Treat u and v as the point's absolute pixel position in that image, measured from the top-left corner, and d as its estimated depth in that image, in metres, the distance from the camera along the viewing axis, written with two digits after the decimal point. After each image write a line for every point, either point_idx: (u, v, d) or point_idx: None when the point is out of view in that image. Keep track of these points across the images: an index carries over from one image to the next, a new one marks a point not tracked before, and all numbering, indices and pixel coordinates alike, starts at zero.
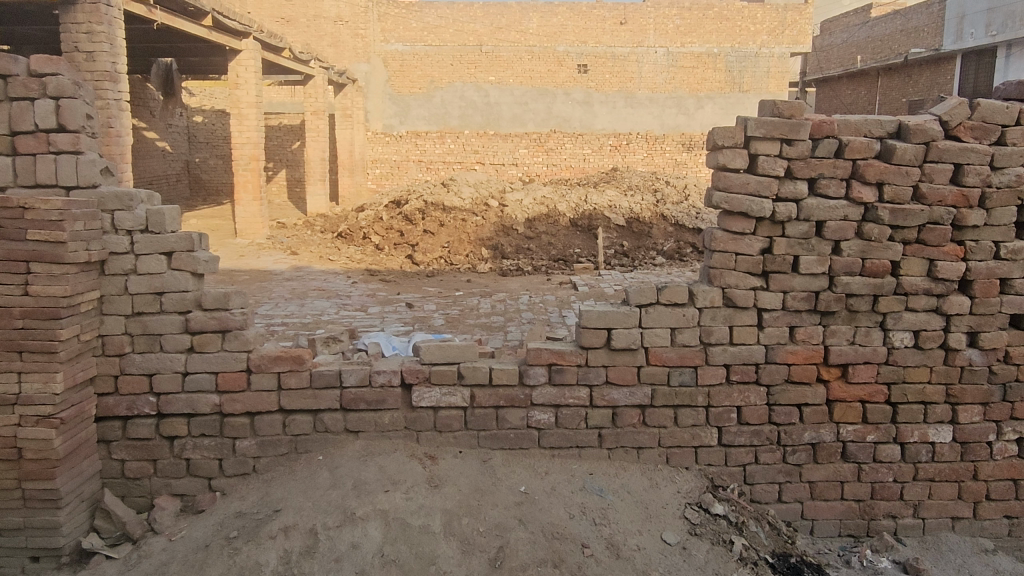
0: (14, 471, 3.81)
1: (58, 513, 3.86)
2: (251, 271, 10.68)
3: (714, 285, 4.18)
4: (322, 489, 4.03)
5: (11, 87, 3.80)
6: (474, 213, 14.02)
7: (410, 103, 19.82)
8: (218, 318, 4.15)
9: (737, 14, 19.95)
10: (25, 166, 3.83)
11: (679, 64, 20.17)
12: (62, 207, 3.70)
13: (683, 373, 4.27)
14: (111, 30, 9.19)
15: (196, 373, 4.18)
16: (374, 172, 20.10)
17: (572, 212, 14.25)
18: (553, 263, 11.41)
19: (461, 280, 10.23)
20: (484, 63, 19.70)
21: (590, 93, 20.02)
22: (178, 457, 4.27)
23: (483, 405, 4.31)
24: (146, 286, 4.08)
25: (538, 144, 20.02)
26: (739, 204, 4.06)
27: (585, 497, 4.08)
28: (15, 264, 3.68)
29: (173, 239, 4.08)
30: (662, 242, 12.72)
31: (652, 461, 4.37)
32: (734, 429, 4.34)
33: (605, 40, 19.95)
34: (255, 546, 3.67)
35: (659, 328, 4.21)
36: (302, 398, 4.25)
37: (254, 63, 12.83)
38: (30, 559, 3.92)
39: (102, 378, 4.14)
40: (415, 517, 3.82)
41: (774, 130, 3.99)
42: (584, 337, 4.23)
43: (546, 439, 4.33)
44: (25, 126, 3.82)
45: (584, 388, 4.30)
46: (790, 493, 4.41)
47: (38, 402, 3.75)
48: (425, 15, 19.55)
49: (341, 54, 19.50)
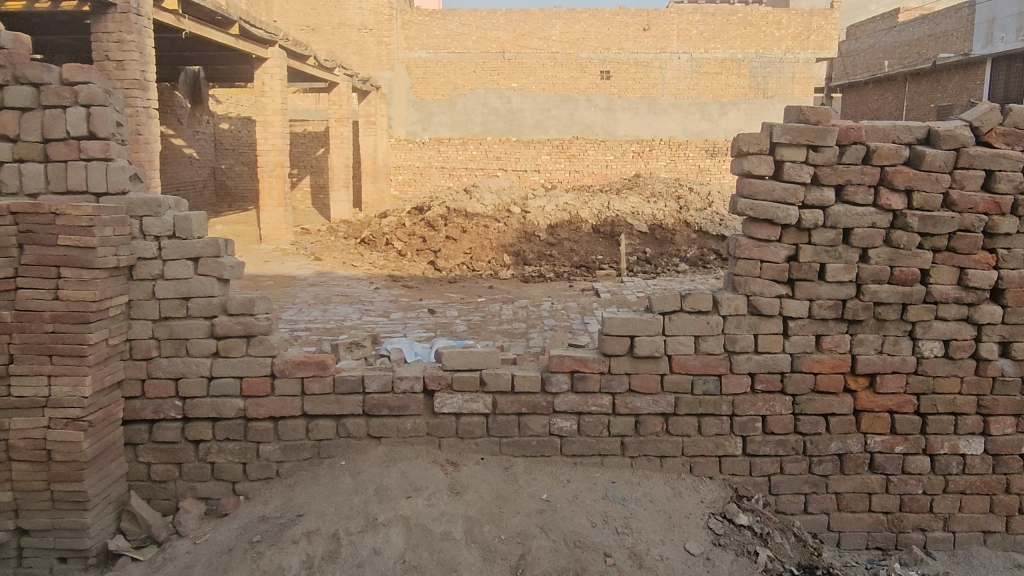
0: (43, 473, 3.86)
1: (85, 515, 3.91)
2: (276, 276, 10.80)
3: (738, 293, 4.14)
4: (344, 495, 4.03)
5: (44, 95, 3.87)
6: (496, 219, 14.02)
7: (433, 110, 20.01)
8: (244, 323, 4.19)
9: (762, 19, 19.84)
10: (57, 173, 3.91)
11: (703, 70, 20.07)
12: (91, 213, 3.76)
13: (707, 382, 4.23)
14: (140, 39, 9.34)
15: (220, 377, 4.23)
16: (397, 178, 20.23)
17: (595, 218, 14.24)
18: (576, 269, 11.39)
19: (484, 287, 10.22)
20: (507, 69, 19.79)
21: (612, 99, 19.98)
22: (202, 460, 4.31)
23: (505, 412, 4.30)
24: (173, 291, 4.14)
25: (561, 150, 19.99)
26: (764, 211, 4.03)
27: (607, 506, 4.05)
28: (46, 269, 3.74)
29: (200, 245, 4.13)
30: (685, 249, 12.65)
31: (675, 470, 4.33)
32: (759, 438, 4.29)
33: (628, 47, 19.89)
34: (278, 550, 3.69)
35: (683, 335, 4.18)
36: (325, 403, 4.27)
37: (280, 70, 12.94)
38: (57, 560, 3.96)
39: (129, 381, 4.20)
40: (437, 524, 3.82)
41: (800, 136, 3.95)
42: (606, 344, 4.21)
43: (568, 447, 4.32)
44: (57, 134, 3.89)
45: (607, 396, 4.28)
46: (816, 505, 4.35)
47: (66, 404, 3.80)
48: (448, 22, 19.69)
49: (365, 61, 19.75)
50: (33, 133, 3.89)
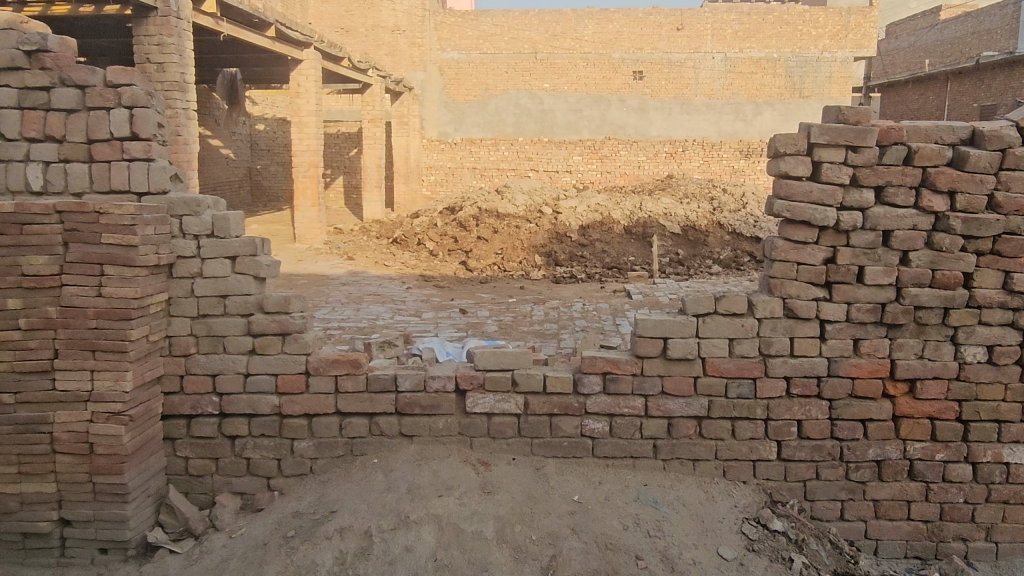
0: (85, 465, 3.94)
1: (125, 507, 4.00)
2: (309, 275, 10.92)
3: (774, 295, 4.09)
4: (377, 492, 4.07)
5: (89, 97, 3.97)
6: (527, 220, 14.00)
7: (465, 111, 20.13)
8: (279, 321, 4.26)
9: (798, 18, 19.56)
10: (101, 172, 4.01)
11: (737, 70, 19.83)
12: (134, 212, 3.85)
13: (741, 385, 4.18)
14: (180, 42, 9.52)
15: (256, 374, 4.30)
16: (429, 178, 20.39)
17: (627, 219, 14.18)
18: (607, 270, 11.35)
19: (515, 287, 10.24)
20: (539, 70, 19.80)
21: (645, 100, 19.85)
22: (238, 455, 4.38)
23: (537, 413, 4.30)
24: (211, 289, 4.22)
25: (593, 151, 19.82)
26: (801, 213, 3.97)
27: (639, 508, 4.03)
28: (89, 267, 3.83)
29: (238, 244, 4.21)
30: (718, 250, 12.51)
31: (708, 473, 4.29)
32: (794, 443, 4.23)
33: (661, 47, 19.75)
34: (312, 546, 3.74)
35: (716, 338, 4.14)
36: (358, 401, 4.32)
37: (315, 71, 13.09)
38: (99, 550, 4.06)
39: (168, 377, 4.29)
40: (469, 523, 3.83)
41: (839, 136, 3.89)
42: (639, 346, 4.19)
43: (599, 448, 4.31)
44: (101, 135, 3.99)
45: (639, 398, 4.26)
46: (853, 512, 4.27)
47: (108, 399, 3.90)
48: (480, 23, 19.79)
49: (398, 63, 19.94)
50: (78, 134, 3.99)
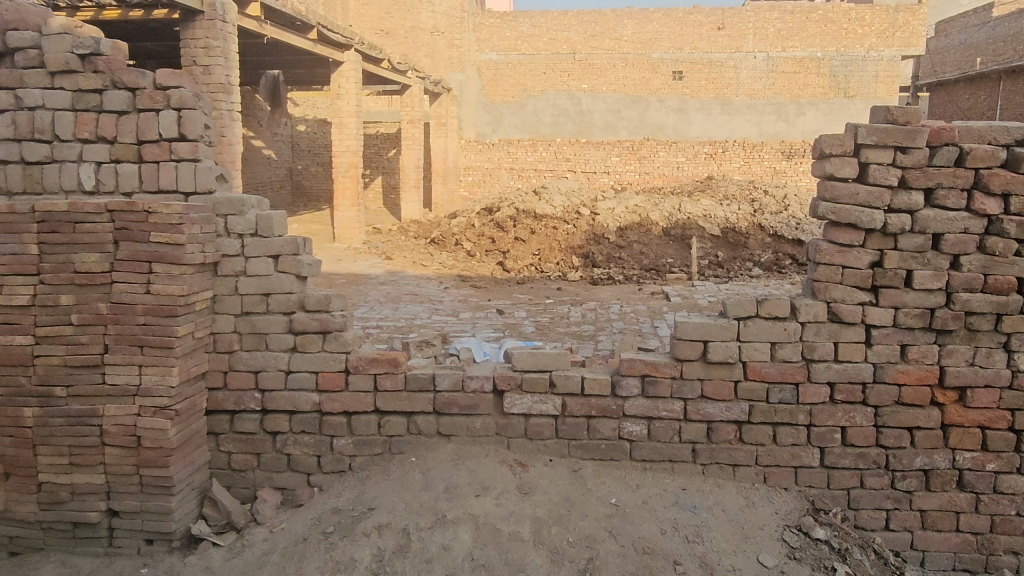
0: (133, 458, 4.05)
1: (170, 499, 4.10)
2: (348, 275, 11.04)
3: (818, 299, 4.02)
4: (414, 491, 4.09)
5: (139, 99, 4.08)
6: (565, 221, 13.97)
7: (503, 112, 20.17)
8: (320, 319, 4.31)
9: (843, 16, 19.09)
10: (149, 172, 4.11)
11: (779, 69, 19.46)
12: (181, 211, 3.94)
13: (783, 391, 4.12)
14: (225, 45, 9.69)
15: (298, 371, 4.36)
16: (467, 179, 20.51)
17: (665, 220, 14.05)
18: (645, 272, 11.25)
19: (552, 288, 10.24)
20: (577, 71, 19.75)
21: (684, 100, 19.65)
22: (279, 451, 4.45)
23: (575, 414, 4.28)
24: (255, 287, 4.30)
25: (631, 151, 19.80)
26: (847, 215, 3.89)
27: (677, 513, 3.98)
28: (138, 265, 3.93)
29: (280, 243, 4.28)
30: (759, 253, 12.32)
31: (748, 479, 4.23)
32: (838, 450, 4.15)
33: (702, 46, 19.51)
34: (351, 542, 3.79)
35: (758, 342, 4.08)
36: (396, 399, 4.35)
37: (355, 73, 13.22)
38: (145, 541, 4.16)
39: (212, 373, 4.38)
40: (505, 523, 3.83)
41: (887, 137, 3.81)
42: (678, 349, 4.15)
43: (637, 452, 4.28)
44: (150, 135, 4.09)
45: (678, 402, 4.21)
46: (898, 522, 4.17)
47: (155, 393, 4.00)
48: (519, 24, 19.80)
49: (436, 64, 20.09)
50: (128, 135, 4.10)
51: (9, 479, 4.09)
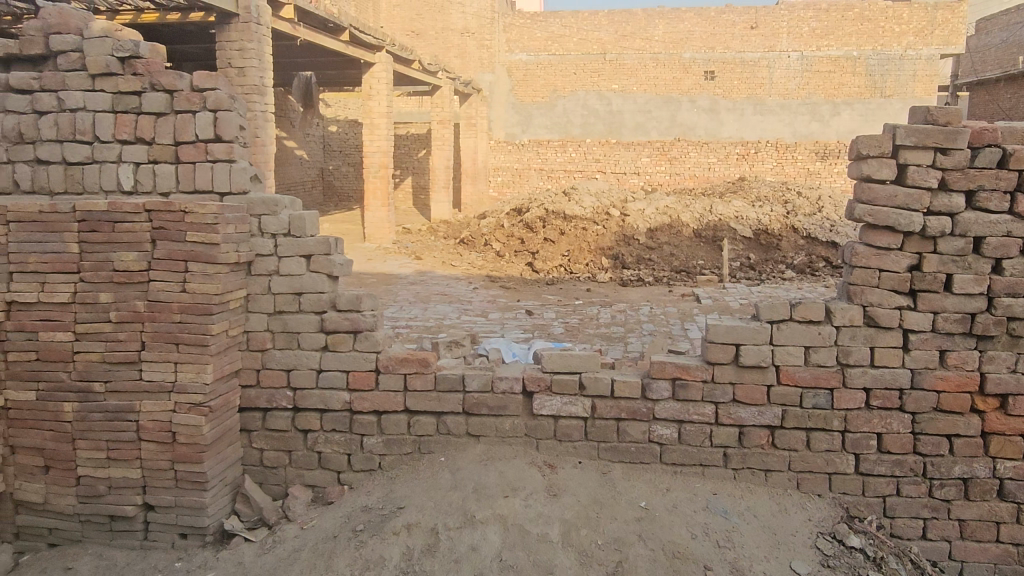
0: (168, 453, 4.12)
1: (204, 495, 4.16)
2: (378, 274, 11.12)
3: (854, 303, 3.95)
4: (443, 491, 4.11)
5: (177, 101, 4.15)
6: (595, 222, 13.91)
7: (533, 112, 20.15)
8: (351, 319, 4.35)
9: (880, 14, 18.72)
10: (186, 173, 4.18)
11: (814, 68, 19.12)
12: (216, 211, 4.00)
13: (817, 395, 4.05)
14: (260, 47, 9.82)
15: (329, 370, 4.41)
16: (496, 179, 20.58)
17: (696, 222, 13.92)
18: (676, 274, 11.16)
19: (581, 289, 10.20)
20: (608, 71, 19.68)
21: (716, 100, 19.44)
22: (310, 449, 4.50)
23: (604, 416, 4.27)
24: (287, 287, 4.35)
25: (662, 152, 19.66)
26: (884, 217, 3.82)
27: (708, 518, 3.94)
28: (175, 264, 4.00)
29: (312, 243, 4.33)
30: (792, 255, 12.14)
31: (781, 485, 4.17)
32: (874, 456, 4.07)
33: (735, 46, 19.30)
34: (380, 541, 3.81)
35: (792, 346, 4.03)
36: (426, 399, 4.37)
37: (386, 74, 13.31)
38: (179, 535, 4.23)
39: (246, 371, 4.44)
40: (534, 525, 3.82)
41: (927, 138, 3.73)
42: (710, 352, 4.11)
43: (667, 455, 4.24)
44: (187, 137, 4.16)
45: (709, 405, 4.17)
46: (936, 531, 4.08)
47: (190, 390, 4.07)
48: (549, 25, 19.80)
49: (467, 64, 20.23)
50: (166, 137, 4.18)
51: (49, 472, 4.19)
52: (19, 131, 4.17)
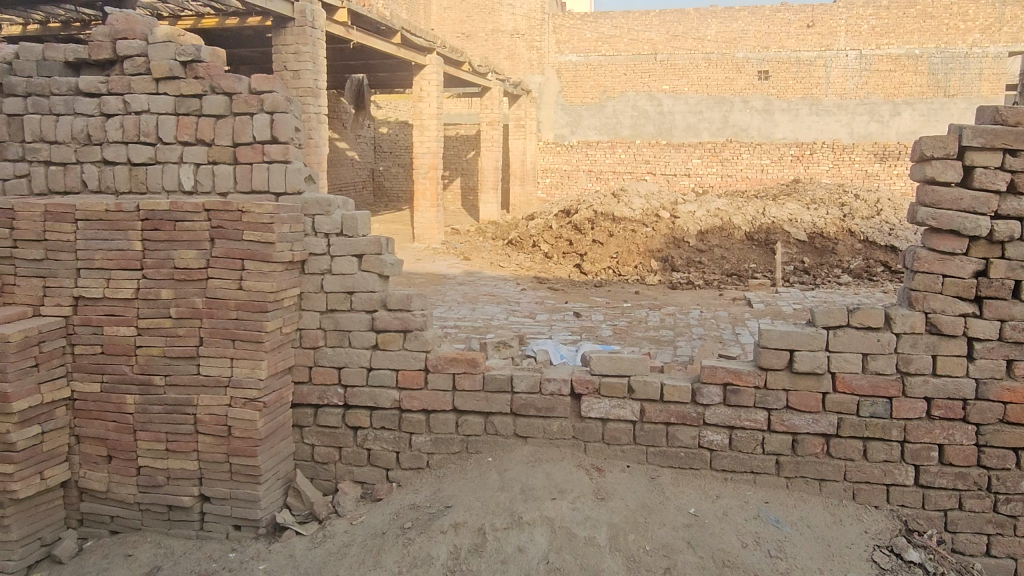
0: (223, 446, 4.22)
1: (257, 488, 4.26)
2: (426, 274, 11.23)
3: (915, 309, 3.83)
4: (490, 490, 4.12)
5: (235, 104, 4.25)
6: (644, 224, 13.79)
7: (582, 113, 20.10)
8: (401, 318, 4.40)
9: (944, 11, 18.11)
10: (243, 174, 4.28)
11: (873, 67, 18.57)
12: (272, 211, 4.09)
13: (875, 404, 3.94)
14: (314, 50, 10.01)
15: (379, 368, 4.46)
16: (544, 180, 20.60)
17: (748, 225, 13.68)
18: (727, 278, 10.99)
19: (630, 292, 10.11)
20: (659, 71, 19.49)
21: (770, 100, 19.03)
22: (360, 446, 4.57)
23: (653, 420, 4.22)
24: (339, 286, 4.43)
25: (713, 154, 19.32)
26: (949, 221, 3.70)
27: (759, 527, 3.86)
28: (232, 262, 4.10)
29: (364, 242, 4.39)
30: (849, 260, 11.82)
31: (836, 495, 4.06)
32: (934, 469, 3.94)
33: (790, 45, 18.92)
34: (428, 538, 3.85)
35: (849, 352, 3.92)
36: (474, 399, 4.39)
37: (437, 76, 13.41)
38: (233, 527, 4.33)
39: (299, 367, 4.52)
40: (581, 527, 3.80)
41: (996, 139, 3.61)
42: (763, 357, 4.02)
43: (717, 461, 4.17)
44: (245, 139, 4.26)
45: (762, 412, 4.09)
46: (1001, 548, 3.93)
47: (246, 385, 4.16)
48: (600, 25, 19.79)
49: (516, 66, 20.32)
50: (225, 138, 4.28)
51: (111, 461, 4.34)
52: (87, 133, 4.34)
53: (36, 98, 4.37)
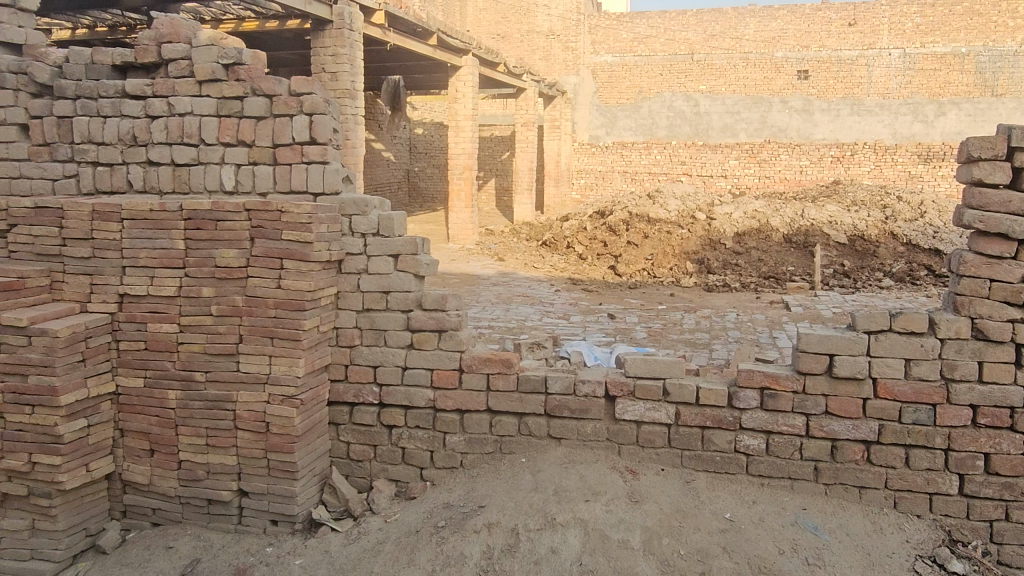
0: (261, 442, 4.30)
1: (294, 484, 4.32)
2: (460, 274, 11.28)
3: (960, 315, 3.75)
4: (524, 491, 4.12)
5: (275, 105, 4.32)
6: (679, 225, 13.66)
7: (617, 114, 20.01)
8: (436, 318, 4.43)
9: (992, 8, 17.62)
10: (283, 174, 4.35)
11: (917, 66, 18.12)
12: (311, 211, 4.15)
13: (918, 411, 3.86)
14: (352, 52, 10.11)
15: (414, 367, 4.50)
16: (579, 182, 20.57)
17: (786, 226, 13.47)
18: (764, 280, 10.85)
19: (665, 294, 10.04)
20: (695, 71, 19.32)
21: (810, 100, 18.71)
22: (395, 444, 4.61)
23: (689, 424, 4.18)
24: (375, 286, 4.47)
25: (751, 154, 19.02)
26: (997, 224, 3.62)
27: (797, 534, 3.80)
28: (271, 261, 4.17)
29: (400, 242, 4.43)
30: (890, 263, 11.57)
31: (876, 503, 3.99)
32: (980, 478, 3.85)
33: (830, 44, 18.60)
34: (461, 538, 3.86)
35: (891, 358, 3.84)
36: (508, 400, 4.40)
37: (472, 77, 13.45)
38: (270, 522, 4.40)
39: (335, 366, 4.57)
40: (615, 530, 3.78)
41: None
42: (802, 362, 3.96)
43: (754, 466, 4.12)
44: (284, 140, 4.33)
45: (800, 417, 4.03)
46: None
47: (283, 382, 4.23)
48: (636, 26, 19.73)
49: (551, 67, 20.31)
50: (265, 139, 4.36)
51: (153, 455, 4.43)
52: (133, 135, 4.45)
53: (85, 101, 4.50)
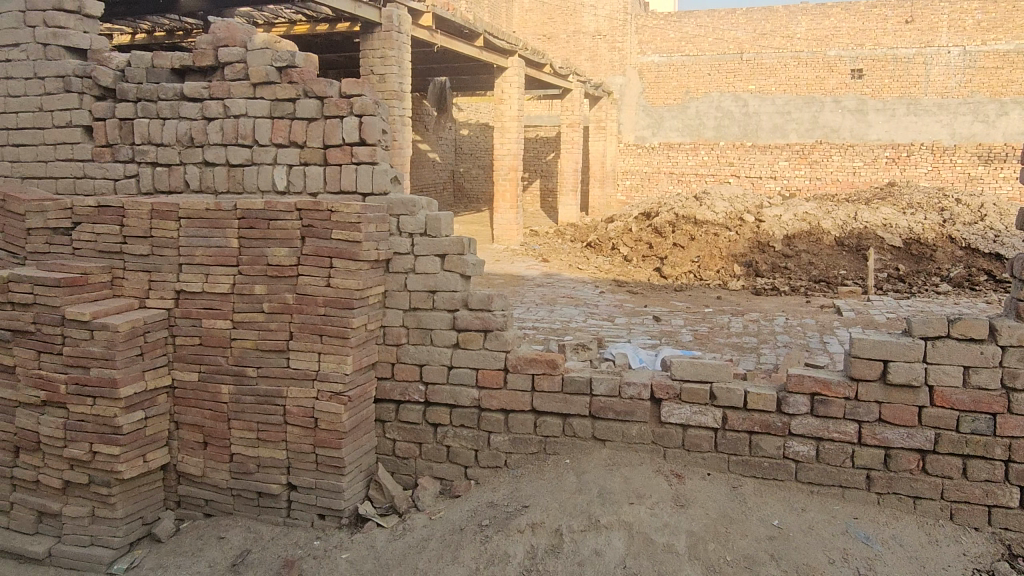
0: (310, 438, 4.38)
1: (341, 479, 4.39)
2: (505, 275, 11.34)
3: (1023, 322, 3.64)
4: (567, 492, 4.12)
5: (326, 107, 4.40)
6: (727, 227, 13.45)
7: (664, 115, 19.87)
8: (482, 318, 4.46)
9: None
10: (333, 174, 4.43)
11: (978, 64, 17.47)
12: (360, 211, 4.21)
13: (977, 420, 3.75)
14: (400, 54, 10.24)
15: (459, 367, 4.54)
16: (625, 183, 20.42)
17: (838, 229, 13.16)
18: (814, 284, 10.63)
19: (711, 296, 9.93)
20: (744, 71, 19.07)
21: (864, 100, 18.26)
22: (439, 442, 4.66)
23: (736, 429, 4.13)
24: (422, 285, 4.52)
25: (802, 156, 18.58)
26: None
27: (848, 543, 3.71)
28: (321, 260, 4.26)
29: (447, 242, 4.47)
30: (948, 267, 11.21)
31: (932, 514, 3.88)
32: None
33: (886, 42, 18.13)
34: (505, 537, 3.88)
35: (949, 365, 3.74)
36: (552, 401, 4.41)
37: (518, 78, 13.49)
38: (317, 516, 4.48)
39: (382, 364, 4.64)
40: (660, 534, 3.75)
41: None
42: (855, 367, 3.88)
43: (803, 473, 4.04)
44: (335, 141, 4.41)
45: (852, 424, 3.94)
46: None
47: (332, 379, 4.31)
48: (683, 25, 19.55)
49: (598, 67, 20.24)
50: (316, 141, 4.45)
51: (206, 448, 4.56)
52: (191, 136, 4.58)
53: (146, 103, 4.65)
